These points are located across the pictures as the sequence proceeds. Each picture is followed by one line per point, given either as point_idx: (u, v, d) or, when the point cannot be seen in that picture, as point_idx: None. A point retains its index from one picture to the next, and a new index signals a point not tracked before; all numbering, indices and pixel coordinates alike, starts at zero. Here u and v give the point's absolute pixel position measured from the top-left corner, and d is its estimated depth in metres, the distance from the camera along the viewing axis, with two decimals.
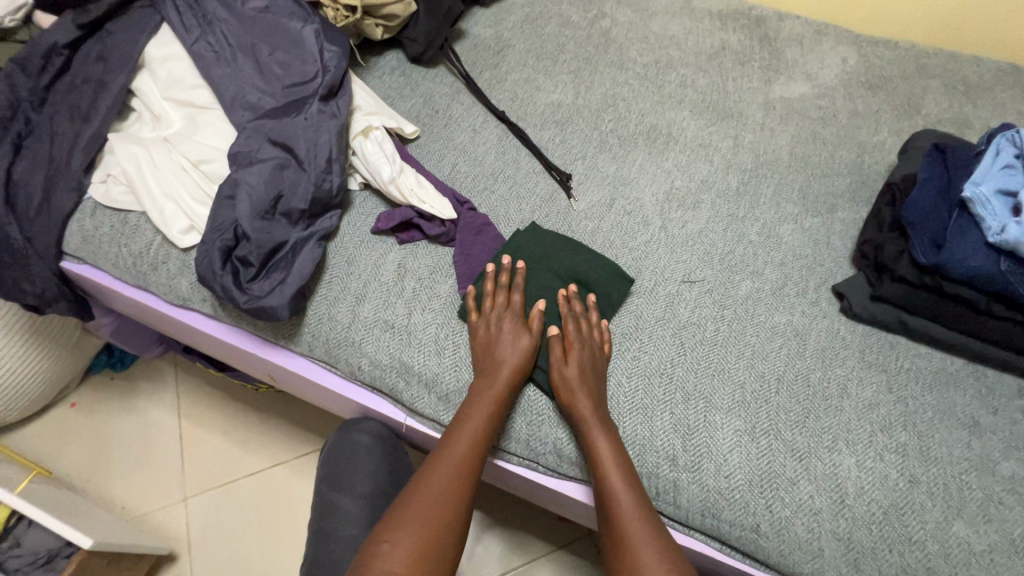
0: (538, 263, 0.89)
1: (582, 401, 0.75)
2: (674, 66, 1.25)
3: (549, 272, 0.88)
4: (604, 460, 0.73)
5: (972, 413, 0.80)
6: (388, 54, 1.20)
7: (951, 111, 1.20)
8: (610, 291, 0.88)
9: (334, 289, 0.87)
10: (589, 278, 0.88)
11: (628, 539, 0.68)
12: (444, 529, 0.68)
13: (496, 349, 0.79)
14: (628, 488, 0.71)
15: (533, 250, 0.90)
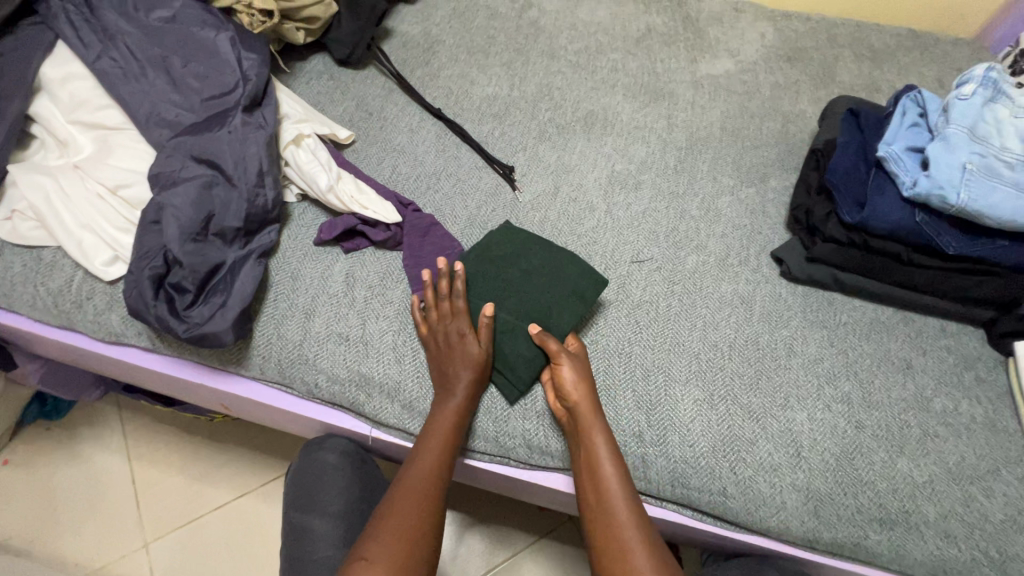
0: (498, 265, 0.86)
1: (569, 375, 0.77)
2: (604, 52, 1.27)
3: (512, 272, 0.85)
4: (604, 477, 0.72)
5: (905, 356, 0.86)
6: (312, 58, 1.16)
7: (862, 77, 1.28)
8: (584, 292, 0.84)
9: (281, 307, 0.83)
10: (558, 274, 0.85)
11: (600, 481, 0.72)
12: (420, 542, 0.69)
13: (449, 364, 0.77)
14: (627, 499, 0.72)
15: (494, 252, 0.87)
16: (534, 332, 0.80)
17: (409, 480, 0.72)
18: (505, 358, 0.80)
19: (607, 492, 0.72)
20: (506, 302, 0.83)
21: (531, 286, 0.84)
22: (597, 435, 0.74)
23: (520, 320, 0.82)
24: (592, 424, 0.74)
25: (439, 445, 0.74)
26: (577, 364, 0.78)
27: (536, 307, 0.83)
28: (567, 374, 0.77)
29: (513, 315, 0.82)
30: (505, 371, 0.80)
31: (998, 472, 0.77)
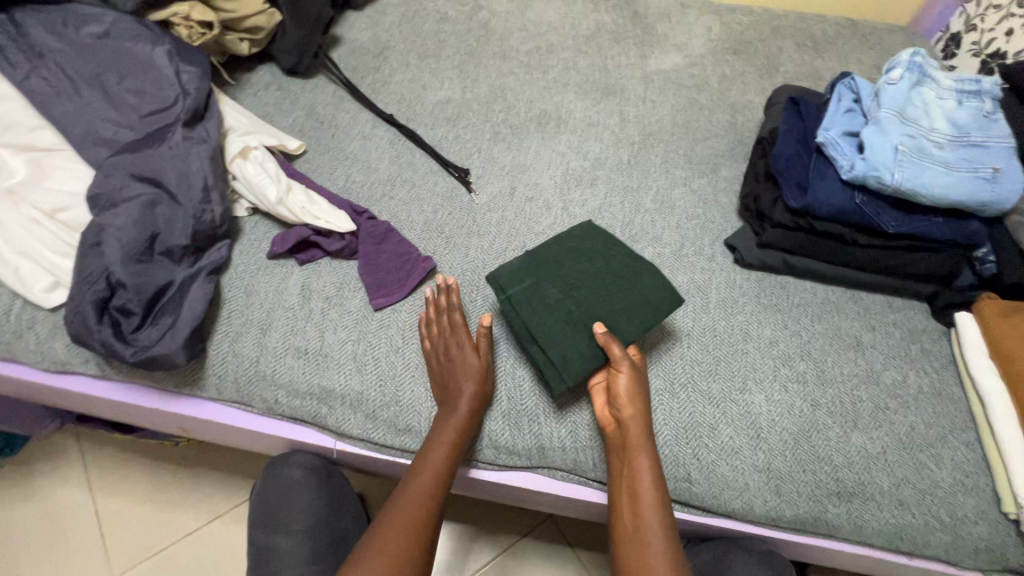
0: (577, 255, 0.83)
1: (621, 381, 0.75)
2: (555, 51, 1.28)
3: (588, 263, 0.82)
4: (641, 489, 0.70)
5: (855, 333, 0.89)
6: (259, 69, 1.14)
7: (804, 66, 1.32)
8: (654, 304, 0.80)
9: (235, 323, 0.81)
10: (634, 279, 0.82)
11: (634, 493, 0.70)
12: (413, 559, 0.68)
13: (452, 378, 0.76)
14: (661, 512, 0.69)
15: (574, 244, 0.85)
16: (597, 332, 0.77)
17: (412, 490, 0.72)
18: (555, 346, 0.77)
19: (643, 511, 0.69)
20: (575, 291, 0.80)
21: (605, 282, 0.81)
22: (641, 444, 0.72)
23: (586, 318, 0.78)
24: (636, 438, 0.72)
25: (436, 468, 0.72)
26: (632, 376, 0.75)
27: (605, 302, 0.80)
28: (621, 383, 0.75)
29: (582, 305, 0.79)
30: (558, 362, 0.76)
31: (945, 439, 0.81)
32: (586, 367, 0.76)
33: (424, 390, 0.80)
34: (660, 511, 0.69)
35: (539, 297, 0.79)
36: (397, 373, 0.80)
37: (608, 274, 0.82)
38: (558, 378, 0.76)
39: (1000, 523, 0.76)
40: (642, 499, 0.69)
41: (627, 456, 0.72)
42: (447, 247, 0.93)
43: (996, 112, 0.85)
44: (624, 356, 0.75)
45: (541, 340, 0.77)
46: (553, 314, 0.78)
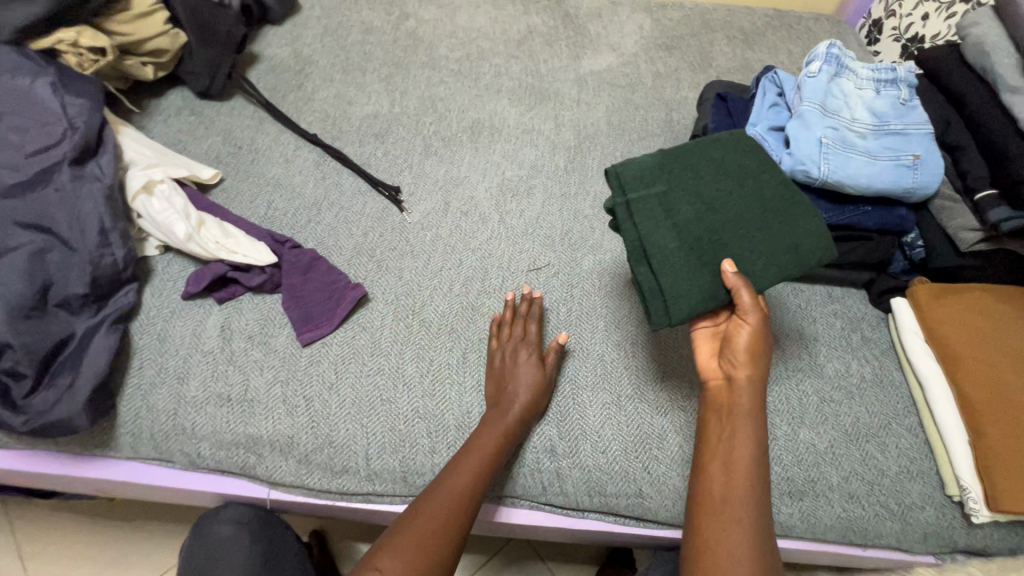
0: (721, 173, 0.74)
1: (742, 336, 0.67)
2: (486, 57, 1.25)
3: (734, 186, 0.73)
4: (740, 456, 0.61)
5: (798, 327, 0.89)
6: (169, 93, 1.06)
7: (736, 59, 1.33)
8: (801, 254, 0.71)
9: (147, 375, 0.75)
10: (782, 217, 0.72)
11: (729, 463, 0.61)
12: (438, 548, 0.61)
13: (506, 381, 0.76)
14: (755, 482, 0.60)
15: (720, 157, 0.75)
16: (727, 270, 0.68)
17: (456, 474, 0.68)
18: (666, 271, 0.68)
19: (738, 479, 0.60)
20: (709, 213, 0.71)
21: (748, 211, 0.72)
22: (747, 407, 0.64)
23: (713, 252, 0.70)
24: (748, 402, 0.64)
25: (483, 460, 0.69)
26: (758, 333, 0.67)
27: (739, 230, 0.71)
28: (743, 337, 0.67)
29: (713, 232, 0.70)
30: (669, 292, 0.67)
31: (890, 427, 0.81)
32: (698, 304, 0.68)
33: (360, 427, 0.75)
34: (754, 486, 0.60)
35: (668, 209, 0.70)
36: (329, 412, 0.75)
37: (751, 201, 0.72)
38: (661, 308, 0.68)
39: (946, 506, 0.77)
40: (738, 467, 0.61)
41: (735, 421, 0.63)
42: (379, 271, 0.88)
43: (914, 100, 0.87)
44: (756, 307, 0.66)
45: (655, 258, 0.69)
46: (676, 234, 0.69)
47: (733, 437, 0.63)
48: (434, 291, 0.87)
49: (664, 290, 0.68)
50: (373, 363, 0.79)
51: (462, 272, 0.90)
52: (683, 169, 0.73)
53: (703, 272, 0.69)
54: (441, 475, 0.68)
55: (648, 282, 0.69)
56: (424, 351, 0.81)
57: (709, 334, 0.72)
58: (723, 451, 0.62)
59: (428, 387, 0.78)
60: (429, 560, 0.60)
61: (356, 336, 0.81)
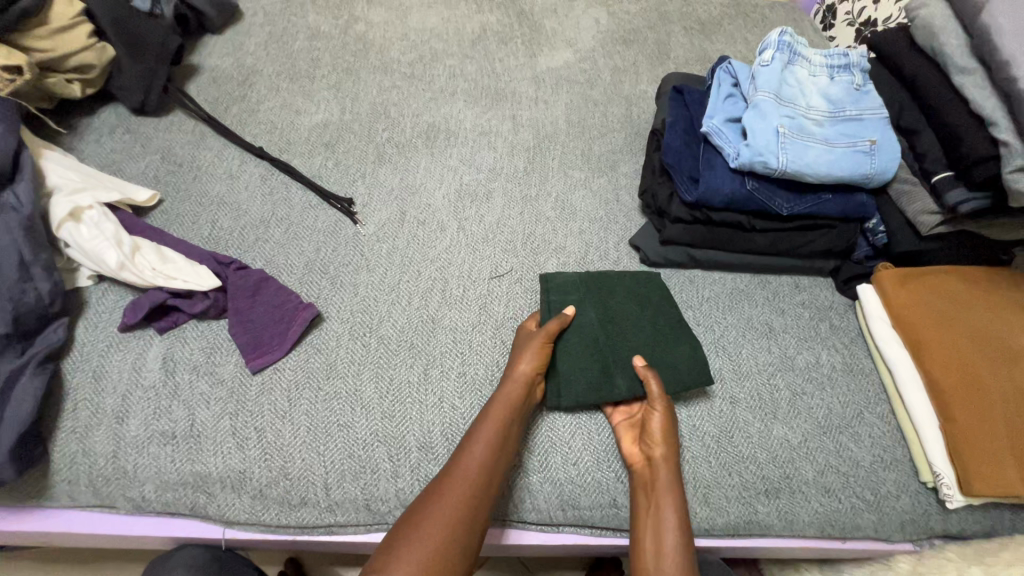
0: (627, 296, 0.83)
1: (656, 418, 0.72)
2: (440, 58, 1.20)
3: (637, 306, 0.83)
4: (664, 529, 0.67)
5: (766, 320, 0.88)
6: (100, 111, 1.00)
7: (694, 50, 1.31)
8: (682, 372, 0.77)
9: (83, 416, 0.70)
10: (670, 342, 0.80)
11: (657, 536, 0.67)
12: (451, 539, 0.62)
13: (517, 354, 0.75)
14: (681, 547, 0.66)
15: (631, 284, 0.85)
16: (637, 363, 0.76)
17: (464, 456, 0.67)
18: (565, 362, 0.76)
19: (666, 547, 0.66)
20: (610, 323, 0.80)
21: (640, 329, 0.81)
22: (665, 485, 0.69)
23: (610, 355, 0.77)
24: (668, 483, 0.69)
25: (492, 442, 0.68)
26: (667, 419, 0.72)
27: (634, 340, 0.79)
28: (657, 423, 0.72)
29: (610, 338, 0.78)
30: (563, 381, 0.75)
31: (862, 416, 0.81)
32: (590, 396, 0.74)
33: (317, 455, 0.71)
34: (683, 553, 0.66)
35: (575, 314, 0.80)
36: (284, 442, 0.71)
37: (649, 321, 0.82)
38: (557, 394, 0.75)
39: (921, 492, 0.76)
40: (664, 538, 0.66)
41: (660, 499, 0.68)
42: (333, 288, 0.84)
43: (867, 84, 0.86)
44: (662, 395, 0.73)
45: (559, 347, 0.77)
46: (582, 332, 0.78)
47: (662, 517, 0.67)
48: (392, 305, 0.83)
49: (560, 376, 0.75)
50: (328, 387, 0.75)
51: (421, 284, 0.86)
52: (600, 287, 0.83)
53: (597, 367, 0.76)
54: (452, 459, 0.67)
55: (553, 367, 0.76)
56: (382, 370, 0.77)
57: (623, 420, 0.76)
58: (652, 524, 0.67)
59: (388, 408, 0.74)
60: (445, 551, 0.61)
61: (310, 359, 0.77)
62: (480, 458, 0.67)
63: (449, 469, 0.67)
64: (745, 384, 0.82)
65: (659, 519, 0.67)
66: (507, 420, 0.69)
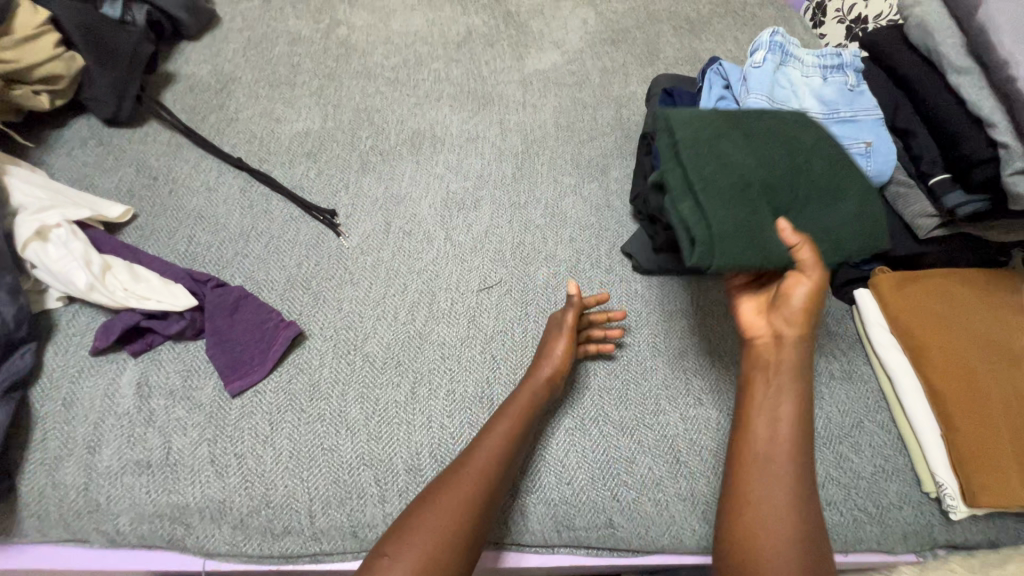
0: (772, 141, 0.68)
1: (801, 293, 0.62)
2: (424, 63, 1.17)
3: (786, 153, 0.68)
4: (779, 433, 0.60)
5: None
6: (71, 123, 0.96)
7: (683, 50, 1.29)
8: (848, 239, 0.66)
9: (52, 447, 0.66)
10: (834, 198, 0.67)
11: (772, 446, 0.60)
12: (454, 537, 0.58)
13: (542, 349, 0.76)
14: (792, 458, 0.59)
15: (779, 123, 0.71)
16: (784, 227, 0.63)
17: (474, 453, 0.65)
18: (714, 212, 0.62)
19: (778, 457, 0.59)
20: (767, 172, 0.66)
21: (794, 182, 0.67)
22: (788, 381, 0.62)
23: (766, 207, 0.64)
24: (792, 363, 0.62)
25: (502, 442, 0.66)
26: (814, 294, 0.62)
27: (791, 196, 0.66)
28: (799, 294, 0.62)
29: (762, 185, 0.65)
30: (713, 236, 0.61)
31: (862, 426, 0.78)
32: (744, 256, 0.61)
33: (300, 482, 0.68)
34: (797, 465, 0.59)
35: (723, 158, 0.66)
36: (265, 469, 0.68)
37: (800, 170, 0.67)
38: (708, 247, 0.60)
39: (923, 503, 0.74)
40: (777, 448, 0.60)
41: (783, 384, 0.62)
42: (315, 305, 0.81)
43: (861, 85, 0.85)
44: (817, 264, 0.62)
45: (705, 190, 0.63)
46: (729, 177, 0.64)
47: (778, 399, 0.61)
48: (377, 321, 0.80)
49: (711, 227, 0.61)
50: (312, 410, 0.72)
51: (407, 298, 0.83)
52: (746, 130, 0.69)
53: (753, 221, 0.63)
54: (462, 456, 0.65)
55: (696, 211, 0.63)
56: (368, 390, 0.74)
57: (749, 292, 0.69)
58: (768, 428, 0.61)
59: (374, 430, 0.72)
60: (447, 546, 0.58)
61: (292, 380, 0.74)
62: (492, 457, 0.65)
63: (460, 460, 0.65)
64: None
65: (773, 419, 0.61)
66: (525, 422, 0.69)
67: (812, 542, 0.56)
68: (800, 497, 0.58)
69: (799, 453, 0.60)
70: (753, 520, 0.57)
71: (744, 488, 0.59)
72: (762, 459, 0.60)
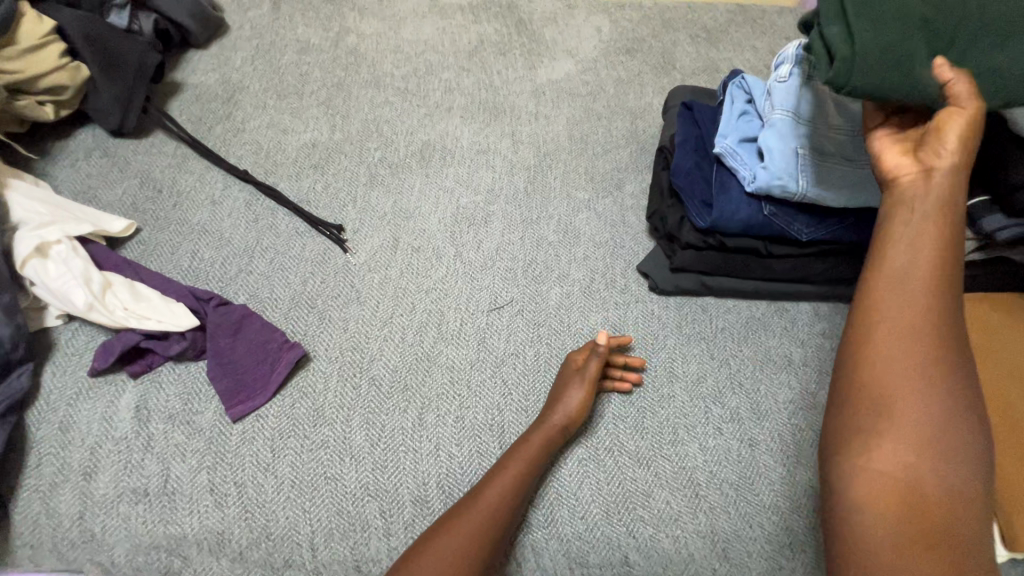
0: None
1: (955, 128, 0.52)
2: (435, 72, 1.15)
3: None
4: (913, 296, 0.51)
5: (784, 352, 0.82)
6: (76, 133, 0.95)
7: (700, 59, 1.25)
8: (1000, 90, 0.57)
9: (48, 473, 0.64)
10: (1013, 31, 0.56)
11: (903, 309, 0.51)
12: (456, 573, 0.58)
13: (558, 394, 0.71)
14: (932, 326, 0.50)
15: None
16: (940, 66, 0.54)
17: (485, 488, 0.63)
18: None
19: (910, 327, 0.50)
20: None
21: (996, 2, 0.56)
22: (931, 230, 0.52)
23: (941, 31, 0.55)
24: (939, 204, 0.52)
25: (514, 479, 0.64)
26: (966, 130, 0.52)
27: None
28: (952, 135, 0.52)
29: (958, 3, 0.56)
30: (884, 51, 0.54)
31: None
32: (838, 117, 0.63)
33: (302, 513, 0.65)
34: (931, 340, 0.50)
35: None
36: (266, 499, 0.65)
37: (967, 1, 0.56)
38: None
39: None
40: (905, 310, 0.51)
41: (928, 225, 0.52)
42: (320, 324, 0.78)
43: None
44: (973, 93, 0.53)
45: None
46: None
47: (913, 241, 0.52)
48: (384, 343, 0.78)
49: (864, 47, 0.54)
50: (316, 436, 0.69)
51: (415, 318, 0.80)
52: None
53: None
54: (472, 492, 0.64)
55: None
56: (373, 416, 0.71)
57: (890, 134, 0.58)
58: (898, 286, 0.51)
59: (380, 458, 0.69)
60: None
61: (296, 404, 0.71)
62: (501, 496, 0.63)
63: (469, 496, 0.64)
64: (765, 425, 0.76)
65: (907, 277, 0.51)
66: (538, 458, 0.67)
67: (958, 432, 0.49)
68: (946, 407, 0.49)
69: (948, 313, 0.51)
70: (877, 398, 0.50)
71: (874, 364, 0.51)
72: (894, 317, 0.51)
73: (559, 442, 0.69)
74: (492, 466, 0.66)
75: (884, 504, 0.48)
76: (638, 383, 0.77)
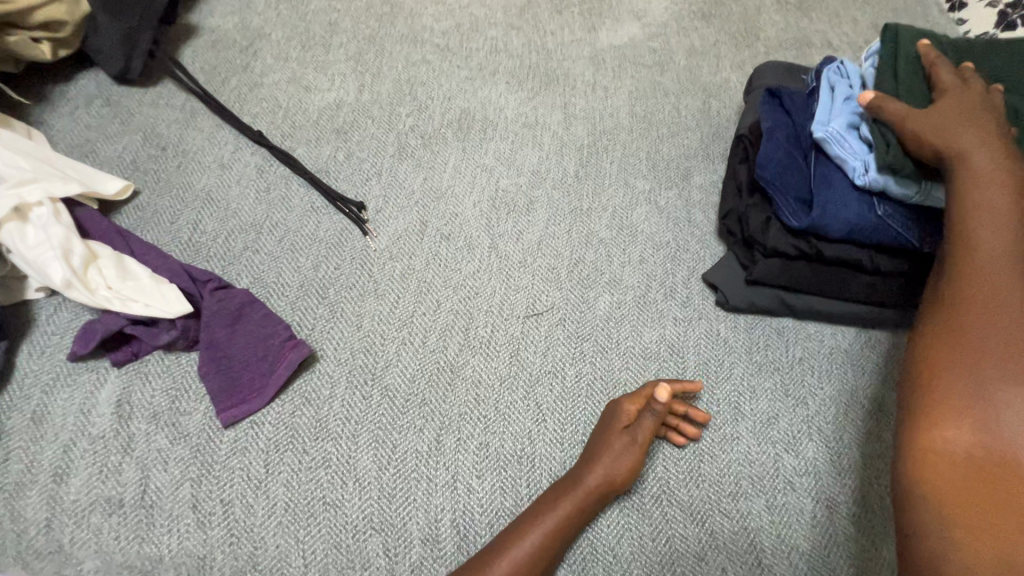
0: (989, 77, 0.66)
1: (953, 150, 0.57)
2: (480, 28, 1.00)
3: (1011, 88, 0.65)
4: (955, 332, 0.52)
5: (875, 395, 0.68)
6: (77, 78, 0.85)
7: (790, 30, 1.07)
8: None
9: (15, 471, 0.57)
10: None
11: (950, 348, 0.52)
12: None
13: (597, 446, 0.59)
14: (990, 368, 0.49)
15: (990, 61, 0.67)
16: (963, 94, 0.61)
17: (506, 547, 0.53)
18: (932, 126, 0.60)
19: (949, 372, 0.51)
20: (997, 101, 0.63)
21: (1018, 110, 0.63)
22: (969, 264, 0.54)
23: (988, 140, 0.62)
24: (974, 205, 0.55)
25: (541, 538, 0.54)
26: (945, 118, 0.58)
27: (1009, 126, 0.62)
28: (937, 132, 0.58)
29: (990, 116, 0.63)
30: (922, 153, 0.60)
31: None
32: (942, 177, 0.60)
33: (295, 543, 0.56)
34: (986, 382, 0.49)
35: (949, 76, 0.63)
36: (256, 524, 0.56)
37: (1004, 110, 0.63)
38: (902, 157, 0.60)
39: None
40: (944, 351, 0.52)
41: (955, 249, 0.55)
42: (331, 318, 0.68)
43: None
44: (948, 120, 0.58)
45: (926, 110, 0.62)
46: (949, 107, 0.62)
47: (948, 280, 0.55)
48: (402, 347, 0.67)
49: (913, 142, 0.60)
50: (316, 453, 0.60)
51: (439, 320, 0.69)
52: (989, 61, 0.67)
53: None
54: (492, 548, 0.54)
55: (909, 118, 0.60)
56: (383, 434, 0.61)
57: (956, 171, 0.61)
58: (947, 327, 0.53)
59: (387, 485, 0.59)
60: None
61: (296, 413, 0.62)
62: (528, 564, 0.53)
63: (488, 552, 0.54)
64: (847, 484, 0.63)
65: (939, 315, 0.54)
66: (572, 520, 0.56)
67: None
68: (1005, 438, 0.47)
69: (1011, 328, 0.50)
70: (925, 448, 0.49)
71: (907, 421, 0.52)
72: (928, 336, 0.54)
73: (597, 500, 0.57)
74: (516, 519, 0.56)
75: (964, 541, 0.45)
76: (695, 438, 0.64)
